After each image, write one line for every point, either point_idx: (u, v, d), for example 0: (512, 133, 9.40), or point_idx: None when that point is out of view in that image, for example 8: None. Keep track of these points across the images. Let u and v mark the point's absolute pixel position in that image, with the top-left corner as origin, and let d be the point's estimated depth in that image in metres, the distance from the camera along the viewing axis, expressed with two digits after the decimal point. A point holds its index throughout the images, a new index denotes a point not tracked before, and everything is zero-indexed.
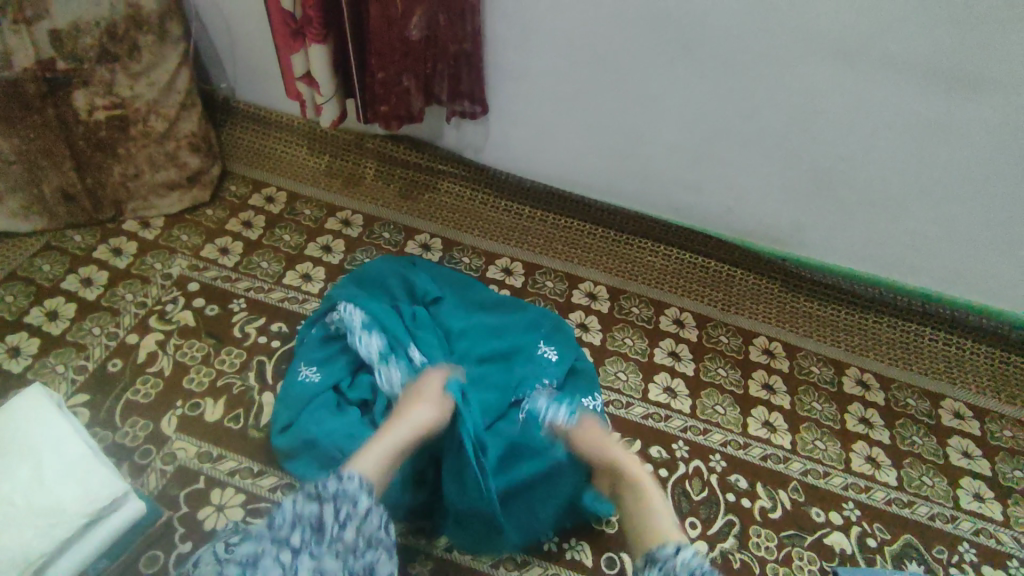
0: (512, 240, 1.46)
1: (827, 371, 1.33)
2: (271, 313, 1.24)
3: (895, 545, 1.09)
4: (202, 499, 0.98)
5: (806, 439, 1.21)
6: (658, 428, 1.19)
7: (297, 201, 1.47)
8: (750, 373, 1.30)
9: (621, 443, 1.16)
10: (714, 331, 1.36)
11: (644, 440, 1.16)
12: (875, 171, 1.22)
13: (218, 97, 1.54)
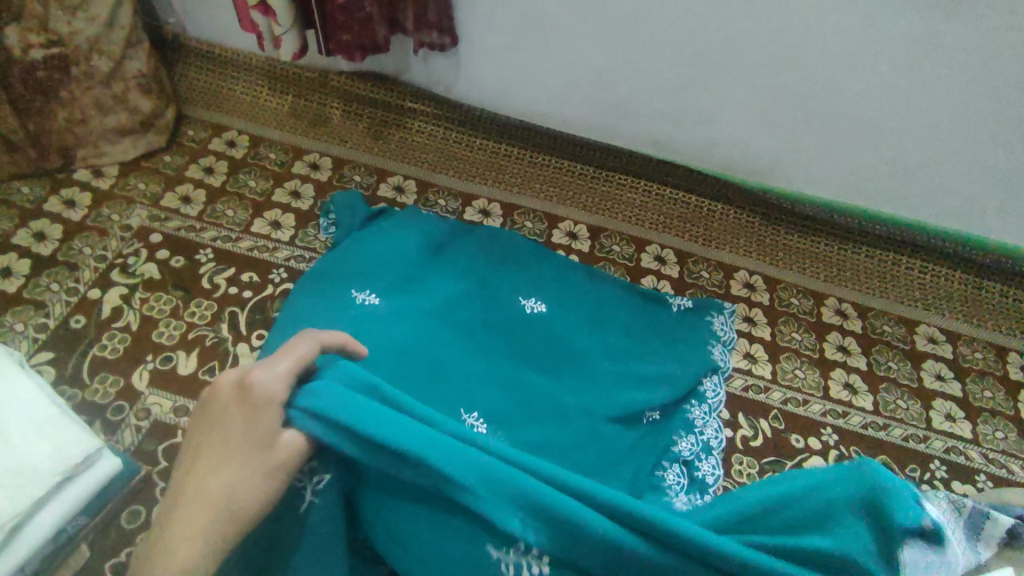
0: (488, 179, 1.42)
1: (806, 302, 1.34)
2: (241, 263, 1.19)
3: None
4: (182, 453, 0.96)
5: (787, 368, 1.23)
6: None
7: (260, 144, 1.39)
8: (731, 275, 1.36)
9: None
10: (695, 267, 1.36)
11: None
12: (873, 100, 1.18)
13: (169, 35, 1.43)
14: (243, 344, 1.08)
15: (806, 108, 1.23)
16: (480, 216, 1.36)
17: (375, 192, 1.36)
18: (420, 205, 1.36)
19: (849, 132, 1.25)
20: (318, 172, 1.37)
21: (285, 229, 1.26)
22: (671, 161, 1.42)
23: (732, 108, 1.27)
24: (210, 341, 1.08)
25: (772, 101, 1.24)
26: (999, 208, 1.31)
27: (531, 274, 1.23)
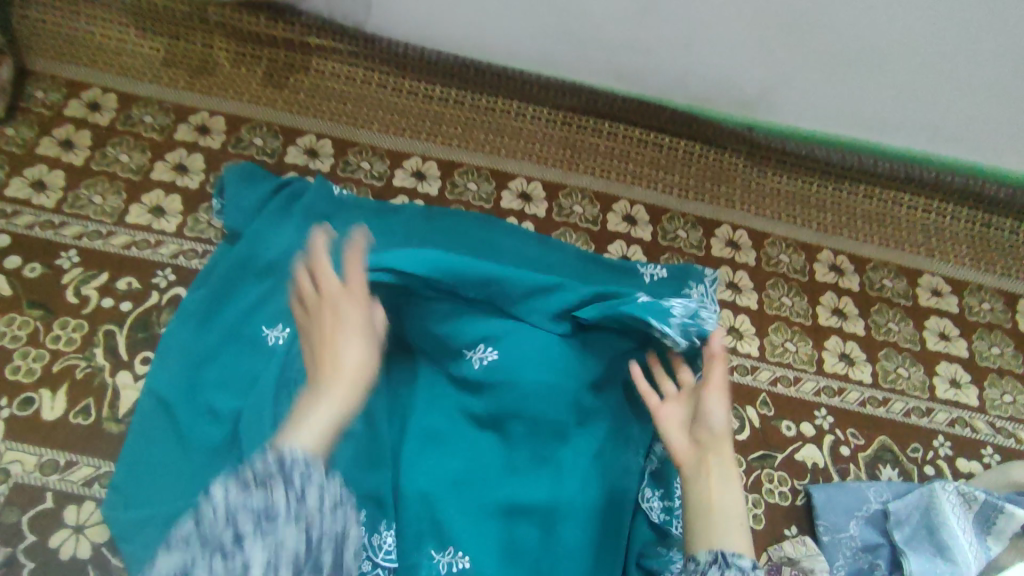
0: (421, 131, 1.17)
1: (797, 259, 1.16)
2: (115, 266, 0.96)
3: (871, 448, 1.00)
4: (54, 522, 0.79)
5: (776, 341, 1.08)
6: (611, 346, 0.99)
7: (130, 104, 1.11)
8: (712, 233, 1.17)
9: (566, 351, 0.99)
10: (671, 226, 1.16)
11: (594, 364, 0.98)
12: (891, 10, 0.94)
13: None
14: (124, 373, 0.88)
15: (806, 26, 0.99)
16: (413, 180, 1.13)
17: (282, 158, 1.11)
18: (338, 171, 1.11)
19: (858, 51, 1.01)
20: (208, 137, 1.10)
21: (169, 216, 1.02)
22: (640, 97, 1.18)
23: (715, 29, 1.02)
24: (81, 373, 0.88)
25: (764, 20, 0.99)
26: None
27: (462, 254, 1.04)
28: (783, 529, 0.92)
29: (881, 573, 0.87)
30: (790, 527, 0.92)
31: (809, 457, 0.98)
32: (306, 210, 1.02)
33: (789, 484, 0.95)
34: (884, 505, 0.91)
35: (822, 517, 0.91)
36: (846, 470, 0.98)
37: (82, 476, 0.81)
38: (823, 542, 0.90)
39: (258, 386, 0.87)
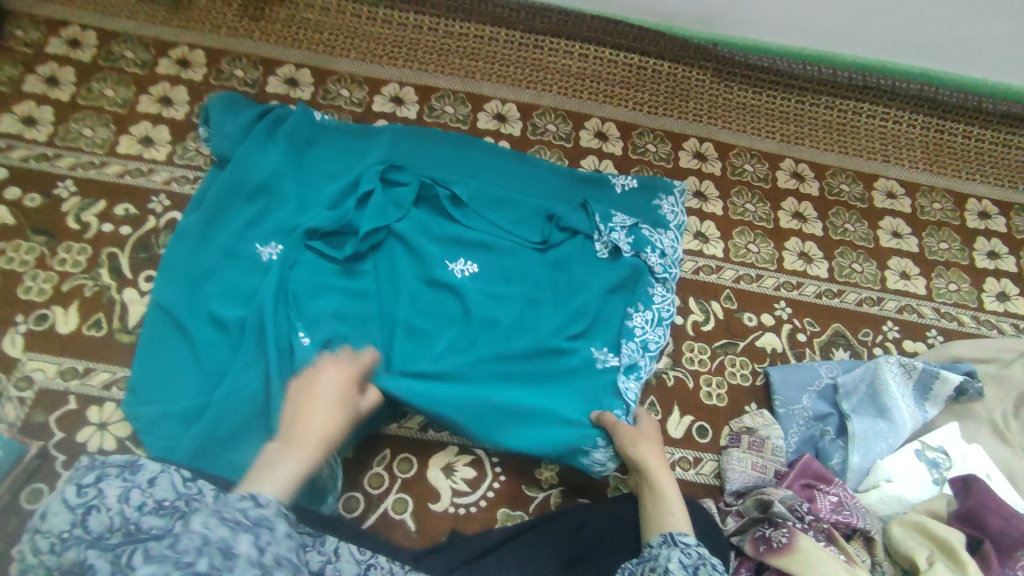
0: (398, 58, 1.20)
1: (760, 168, 1.23)
2: (112, 193, 1.01)
3: (826, 335, 1.09)
4: (78, 421, 0.86)
5: (740, 244, 1.15)
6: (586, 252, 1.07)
7: (111, 39, 1.13)
8: (679, 146, 1.22)
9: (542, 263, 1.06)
10: (640, 140, 1.22)
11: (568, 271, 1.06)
12: None
13: None
14: (130, 290, 0.95)
15: None
16: (391, 105, 1.17)
17: (262, 88, 1.14)
18: (317, 99, 1.15)
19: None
20: (189, 70, 1.13)
21: (158, 146, 1.06)
22: (608, 17, 1.23)
23: None
24: (89, 291, 0.94)
25: None
26: (969, 34, 1.18)
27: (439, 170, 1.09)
28: (744, 404, 1.01)
29: (830, 438, 0.95)
30: (750, 404, 1.01)
31: (769, 344, 1.07)
32: (288, 136, 1.06)
33: (750, 367, 1.04)
34: (833, 379, 1.00)
35: (778, 392, 0.99)
36: (802, 354, 1.07)
37: (101, 381, 0.88)
38: (779, 414, 0.98)
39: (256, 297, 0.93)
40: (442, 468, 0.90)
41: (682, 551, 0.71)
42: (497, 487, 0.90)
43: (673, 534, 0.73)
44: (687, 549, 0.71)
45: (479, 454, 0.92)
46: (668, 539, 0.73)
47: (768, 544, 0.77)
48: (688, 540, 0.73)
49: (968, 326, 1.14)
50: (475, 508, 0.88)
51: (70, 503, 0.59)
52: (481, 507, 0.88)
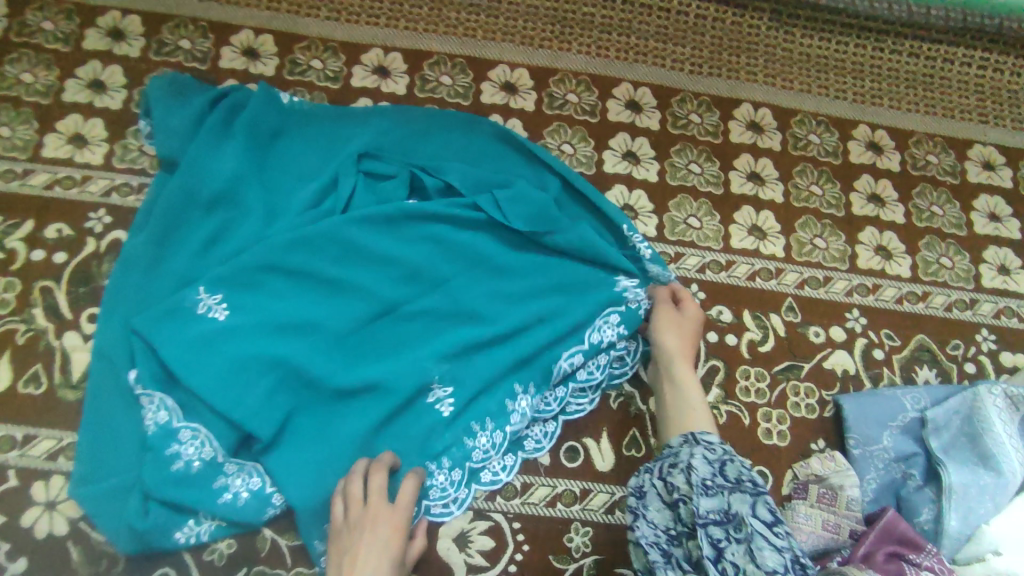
0: (380, 15, 0.97)
1: (830, 139, 1.00)
2: (40, 210, 0.83)
3: (908, 350, 0.91)
4: (19, 501, 0.73)
5: (804, 238, 0.95)
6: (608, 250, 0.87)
7: (25, 7, 0.91)
8: (731, 115, 1.00)
9: (557, 269, 0.86)
10: (682, 109, 0.99)
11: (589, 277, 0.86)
12: None
13: None
14: (71, 334, 0.79)
15: None
16: (375, 77, 0.95)
17: (216, 64, 0.92)
18: (284, 74, 0.94)
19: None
20: (124, 43, 0.91)
21: (93, 146, 0.87)
22: None
23: None
24: (23, 337, 0.78)
25: None
26: None
27: (422, 157, 0.90)
28: (811, 443, 0.85)
29: (915, 484, 0.81)
30: (818, 442, 0.86)
31: (840, 364, 0.90)
32: (248, 126, 0.86)
33: (817, 395, 0.87)
34: (920, 412, 0.83)
35: (851, 429, 0.84)
36: (879, 376, 0.90)
37: (44, 451, 0.74)
38: (853, 455, 0.83)
39: (212, 345, 0.77)
40: (455, 539, 0.76)
41: (708, 448, 0.71)
42: (519, 558, 0.76)
43: (694, 434, 0.73)
44: (710, 445, 0.71)
45: (498, 518, 0.77)
46: (690, 438, 0.73)
47: None
48: (711, 438, 0.73)
49: None
50: None
51: None
52: None
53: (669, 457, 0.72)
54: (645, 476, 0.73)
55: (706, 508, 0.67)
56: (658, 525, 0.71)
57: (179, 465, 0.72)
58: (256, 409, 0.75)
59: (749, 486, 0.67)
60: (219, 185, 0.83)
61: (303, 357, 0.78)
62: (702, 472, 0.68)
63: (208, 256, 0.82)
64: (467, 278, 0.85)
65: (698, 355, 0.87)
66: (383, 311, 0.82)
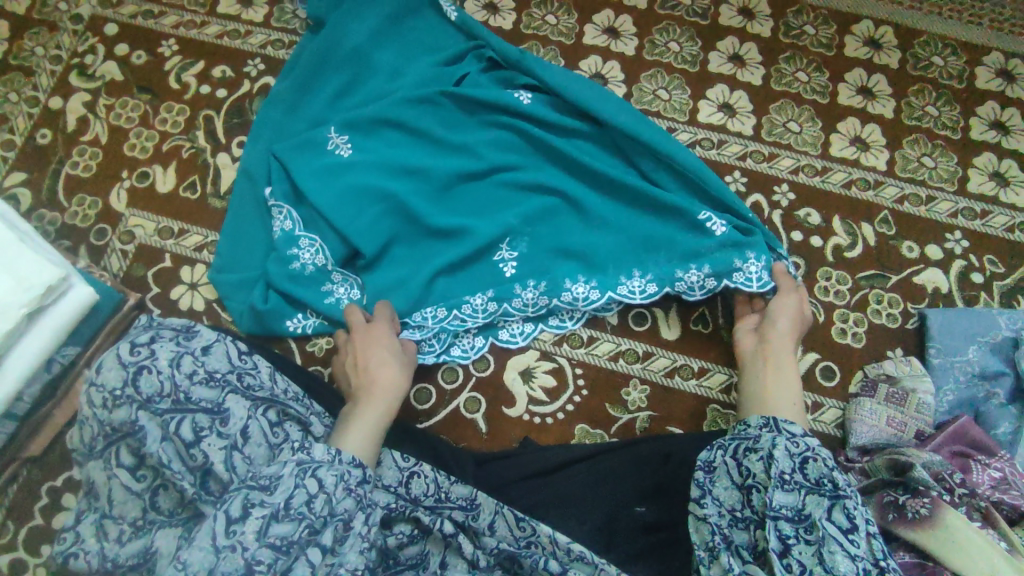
0: None
1: (955, 62, 0.96)
2: (210, 54, 0.98)
3: (1011, 279, 0.87)
4: (171, 278, 0.88)
5: (909, 156, 0.92)
6: (705, 161, 0.93)
7: None
8: (848, 29, 0.98)
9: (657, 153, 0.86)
10: (796, 20, 0.98)
11: None
12: None
13: None
14: (223, 155, 0.93)
15: None
16: None
17: None
18: None
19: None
20: None
21: (257, 6, 1.00)
22: None
23: None
24: (186, 153, 0.93)
25: None
26: None
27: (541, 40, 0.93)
28: (886, 350, 0.84)
29: (998, 403, 0.77)
30: (894, 350, 0.84)
31: (931, 282, 0.87)
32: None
33: (900, 306, 0.86)
34: (1015, 334, 0.80)
35: (934, 339, 0.81)
36: (973, 299, 0.86)
37: (195, 243, 0.89)
38: (932, 366, 0.81)
39: (329, 174, 0.87)
40: (520, 373, 0.83)
41: (789, 439, 0.62)
42: (577, 400, 0.82)
43: (776, 421, 0.65)
44: (796, 437, 0.62)
45: (562, 362, 0.83)
46: (770, 423, 0.65)
47: (900, 512, 0.62)
48: (796, 430, 0.64)
49: None
50: (551, 419, 0.81)
51: (122, 359, 0.57)
52: (558, 419, 0.81)
53: (748, 438, 0.65)
54: (719, 451, 0.66)
55: (779, 501, 0.59)
56: (725, 503, 0.63)
57: (296, 265, 0.83)
58: (359, 233, 0.85)
59: (830, 488, 0.59)
60: (358, 41, 0.93)
61: (407, 196, 0.86)
62: (784, 463, 0.60)
63: (337, 105, 0.93)
64: (563, 156, 0.87)
65: None
66: (480, 175, 0.88)
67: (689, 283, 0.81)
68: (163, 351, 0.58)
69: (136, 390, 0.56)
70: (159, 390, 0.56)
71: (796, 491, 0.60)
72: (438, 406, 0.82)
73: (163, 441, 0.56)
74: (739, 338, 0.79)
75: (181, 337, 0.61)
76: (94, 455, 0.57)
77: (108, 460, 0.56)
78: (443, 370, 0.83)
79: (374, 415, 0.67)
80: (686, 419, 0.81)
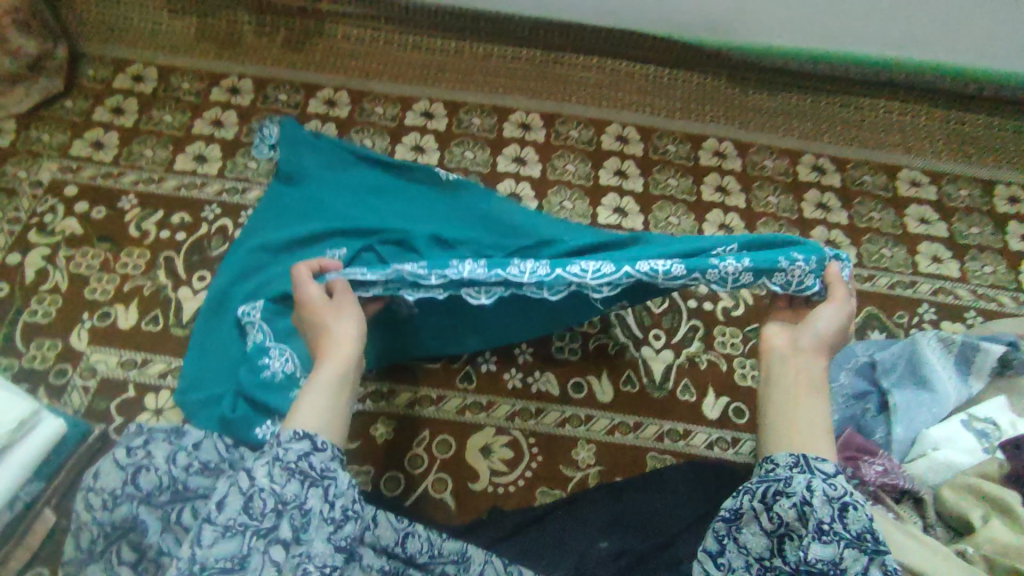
0: (428, 79, 1.28)
1: (780, 163, 1.26)
2: (169, 204, 1.09)
3: (859, 318, 1.09)
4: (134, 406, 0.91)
5: (765, 234, 1.17)
6: None
7: (170, 73, 1.24)
8: (699, 146, 1.26)
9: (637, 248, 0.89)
10: (660, 143, 1.26)
11: None
12: None
13: None
14: (184, 289, 1.01)
15: None
16: (422, 119, 1.24)
17: (305, 109, 1.23)
18: (355, 117, 1.23)
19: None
20: (239, 96, 1.22)
21: (211, 162, 1.14)
22: (631, 35, 1.32)
23: None
24: (147, 290, 1.00)
25: None
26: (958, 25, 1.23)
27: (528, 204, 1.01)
28: None
29: (873, 416, 0.94)
30: None
31: None
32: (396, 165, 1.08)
33: None
34: (870, 357, 0.99)
35: None
36: None
37: (159, 370, 0.94)
38: None
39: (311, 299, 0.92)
40: (480, 449, 0.91)
41: (826, 481, 0.60)
42: (534, 465, 0.90)
43: (809, 459, 0.62)
44: (832, 481, 0.60)
45: (516, 434, 0.93)
46: (803, 464, 0.62)
47: None
48: (829, 467, 0.61)
49: (1011, 308, 1.12)
50: (513, 487, 0.89)
51: (120, 462, 0.63)
52: (520, 486, 0.89)
53: (777, 481, 0.62)
54: (745, 499, 0.64)
55: (815, 556, 0.58)
56: (751, 551, 0.63)
57: (267, 374, 0.89)
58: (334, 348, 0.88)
59: (871, 543, 0.58)
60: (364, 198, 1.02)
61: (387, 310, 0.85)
62: (820, 514, 0.59)
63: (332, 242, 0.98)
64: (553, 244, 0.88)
65: (682, 316, 1.05)
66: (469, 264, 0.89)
67: (721, 273, 0.74)
68: (159, 449, 0.64)
69: (136, 488, 0.62)
70: (158, 484, 0.62)
71: (834, 549, 0.58)
72: (408, 491, 0.88)
73: (163, 533, 0.61)
74: (770, 333, 0.75)
75: (175, 435, 0.66)
76: (95, 558, 0.62)
77: (110, 559, 0.61)
78: (409, 456, 0.90)
79: (325, 400, 0.65)
80: (631, 468, 0.91)
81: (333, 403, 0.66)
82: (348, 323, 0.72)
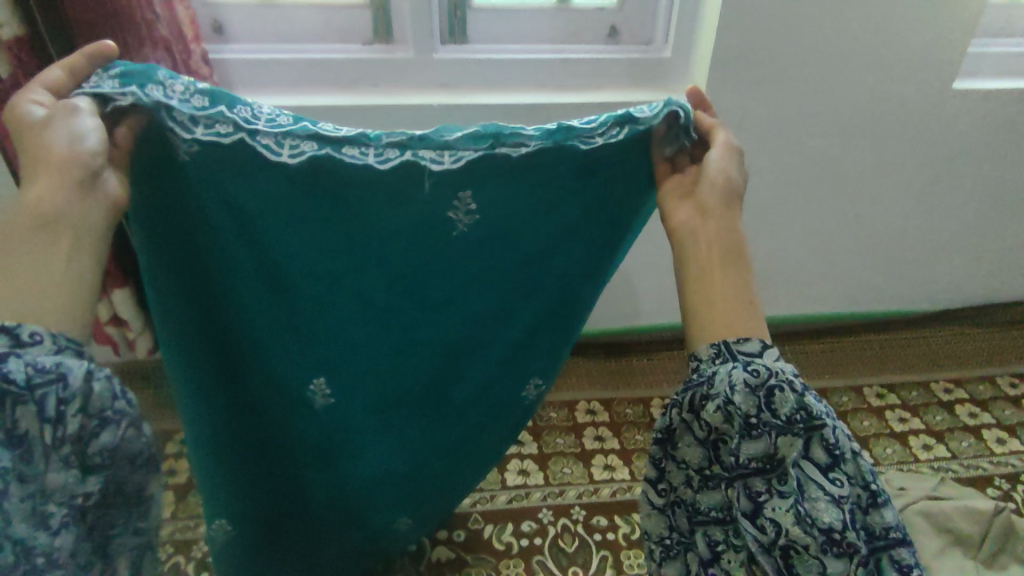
0: None
1: (638, 409, 1.57)
2: None
3: None
4: None
5: (640, 466, 1.44)
6: (522, 507, 1.33)
7: None
8: (573, 407, 1.58)
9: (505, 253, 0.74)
10: (543, 412, 1.55)
11: (513, 520, 1.30)
12: None
13: None
14: None
15: None
16: None
17: None
18: None
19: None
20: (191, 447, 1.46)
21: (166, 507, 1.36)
22: None
23: None
24: None
25: None
26: None
27: None
28: None
29: None
30: None
31: None
32: None
33: None
34: None
35: None
36: None
37: None
38: None
39: None
40: None
41: (748, 370, 0.56)
42: None
43: (727, 346, 0.59)
44: (752, 368, 0.56)
45: None
46: (722, 352, 0.59)
47: None
48: (750, 350, 0.58)
49: None
50: None
51: None
52: None
53: (700, 383, 0.58)
54: (675, 410, 0.61)
55: (745, 453, 0.55)
56: (693, 463, 0.60)
57: None
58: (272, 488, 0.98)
59: (803, 424, 0.54)
60: None
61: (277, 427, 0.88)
62: (740, 407, 0.55)
63: None
64: (322, 241, 0.70)
65: (592, 549, 1.25)
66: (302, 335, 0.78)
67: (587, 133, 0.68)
68: None
69: None
70: None
71: (763, 421, 0.55)
72: None
73: None
74: (675, 212, 0.70)
75: None
76: None
77: None
78: None
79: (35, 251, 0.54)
80: None
81: (69, 264, 0.55)
82: (89, 128, 0.60)
